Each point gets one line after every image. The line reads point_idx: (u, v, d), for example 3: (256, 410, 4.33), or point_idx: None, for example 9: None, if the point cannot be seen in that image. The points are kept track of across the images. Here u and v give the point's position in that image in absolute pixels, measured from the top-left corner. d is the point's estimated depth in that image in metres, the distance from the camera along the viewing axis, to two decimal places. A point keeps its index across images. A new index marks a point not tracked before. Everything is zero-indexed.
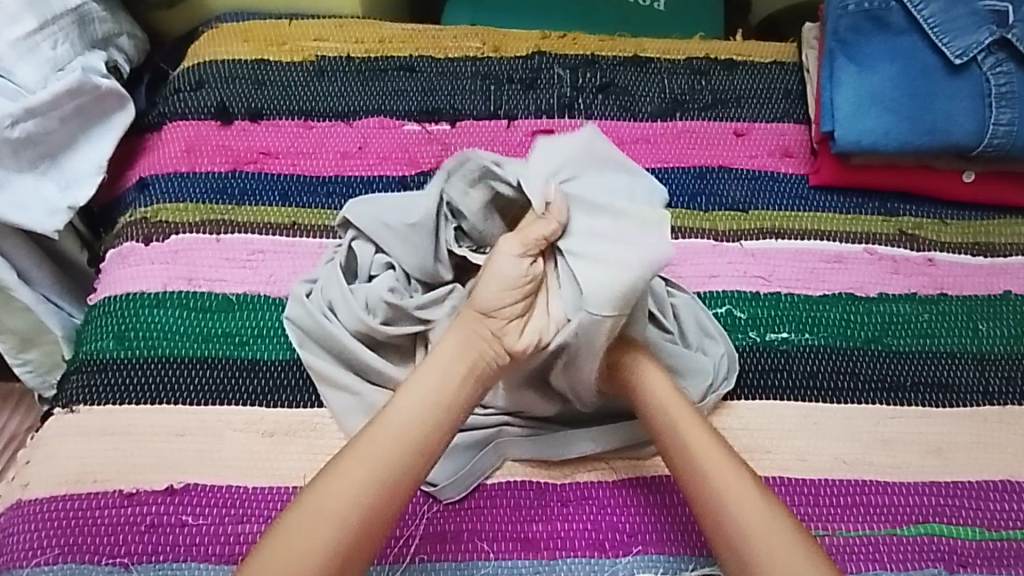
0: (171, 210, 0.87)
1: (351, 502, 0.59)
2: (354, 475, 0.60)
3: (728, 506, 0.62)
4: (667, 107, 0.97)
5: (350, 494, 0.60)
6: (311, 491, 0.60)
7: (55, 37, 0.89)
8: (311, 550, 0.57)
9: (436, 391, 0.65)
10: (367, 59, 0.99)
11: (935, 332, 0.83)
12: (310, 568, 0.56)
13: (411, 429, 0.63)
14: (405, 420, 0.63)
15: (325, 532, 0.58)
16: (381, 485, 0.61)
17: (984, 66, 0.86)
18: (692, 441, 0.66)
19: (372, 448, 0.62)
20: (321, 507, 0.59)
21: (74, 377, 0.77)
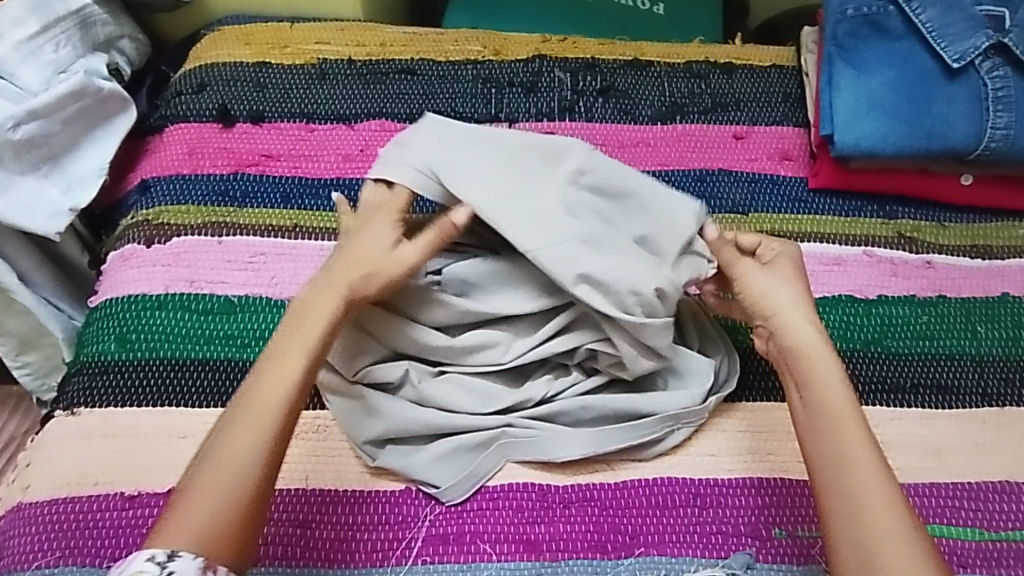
0: (172, 212, 0.87)
1: (250, 440, 0.61)
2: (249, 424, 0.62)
3: (855, 494, 0.61)
4: (667, 110, 0.98)
5: (250, 435, 0.61)
6: (210, 446, 0.61)
7: (57, 40, 0.89)
8: (222, 483, 0.59)
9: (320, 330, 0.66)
10: (368, 62, 0.99)
11: (934, 334, 0.83)
12: (223, 502, 0.58)
13: (298, 363, 0.65)
14: (284, 357, 0.65)
15: (233, 466, 0.60)
16: (280, 420, 0.63)
17: (980, 70, 0.87)
18: (837, 433, 0.64)
19: (263, 389, 0.63)
20: (223, 448, 0.61)
21: (75, 380, 0.77)
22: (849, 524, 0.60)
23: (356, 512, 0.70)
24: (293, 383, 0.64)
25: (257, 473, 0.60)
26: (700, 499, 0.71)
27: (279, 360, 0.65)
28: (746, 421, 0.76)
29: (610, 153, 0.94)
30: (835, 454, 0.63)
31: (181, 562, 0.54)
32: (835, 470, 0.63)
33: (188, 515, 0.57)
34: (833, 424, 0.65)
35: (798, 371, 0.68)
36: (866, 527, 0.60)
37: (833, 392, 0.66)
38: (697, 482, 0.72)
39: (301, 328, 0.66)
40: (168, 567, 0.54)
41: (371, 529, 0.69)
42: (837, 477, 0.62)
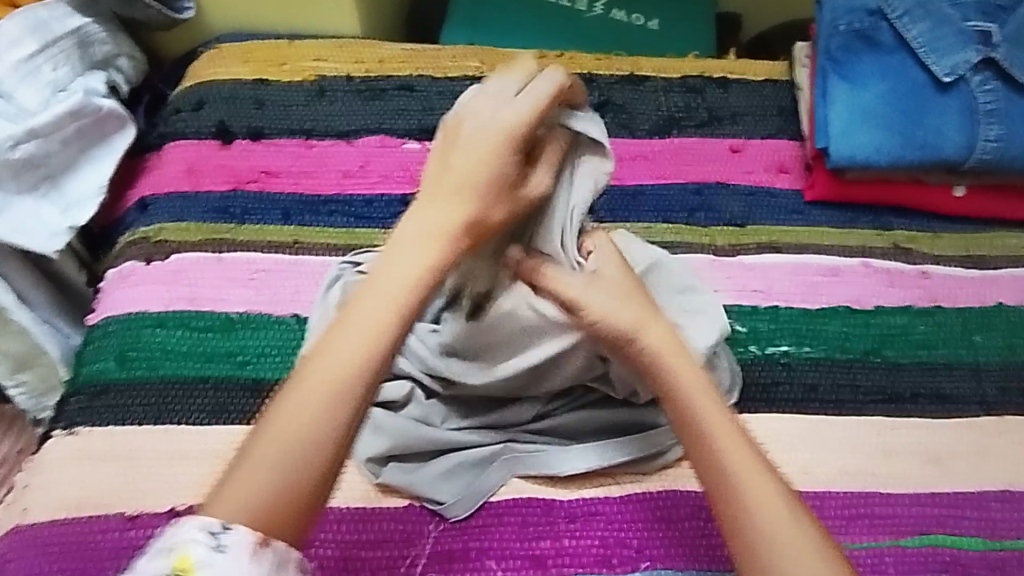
0: (171, 230, 0.86)
1: (306, 426, 0.53)
2: (329, 382, 0.54)
3: (750, 511, 0.56)
4: (664, 124, 0.99)
5: (312, 419, 0.53)
6: (288, 396, 0.54)
7: (55, 59, 0.90)
8: (292, 453, 0.52)
9: (402, 302, 0.57)
10: (367, 79, 1.00)
11: (931, 343, 0.84)
12: (286, 477, 0.52)
13: (375, 343, 0.56)
14: (360, 333, 0.56)
15: (307, 428, 0.53)
16: (348, 407, 0.54)
17: (971, 84, 0.88)
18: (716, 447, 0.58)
19: (328, 370, 0.55)
20: (275, 432, 0.53)
21: (74, 400, 0.76)
22: (742, 533, 0.55)
23: (360, 530, 0.69)
24: (361, 366, 0.55)
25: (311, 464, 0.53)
26: (704, 511, 0.71)
27: (356, 334, 0.56)
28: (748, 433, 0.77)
29: None
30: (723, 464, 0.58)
31: (232, 537, 0.49)
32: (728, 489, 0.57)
33: (242, 488, 0.51)
34: (724, 440, 0.59)
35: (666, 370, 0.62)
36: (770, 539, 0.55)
37: (703, 404, 0.60)
38: (702, 495, 0.72)
39: (383, 295, 0.57)
40: (221, 541, 0.48)
41: (376, 547, 0.68)
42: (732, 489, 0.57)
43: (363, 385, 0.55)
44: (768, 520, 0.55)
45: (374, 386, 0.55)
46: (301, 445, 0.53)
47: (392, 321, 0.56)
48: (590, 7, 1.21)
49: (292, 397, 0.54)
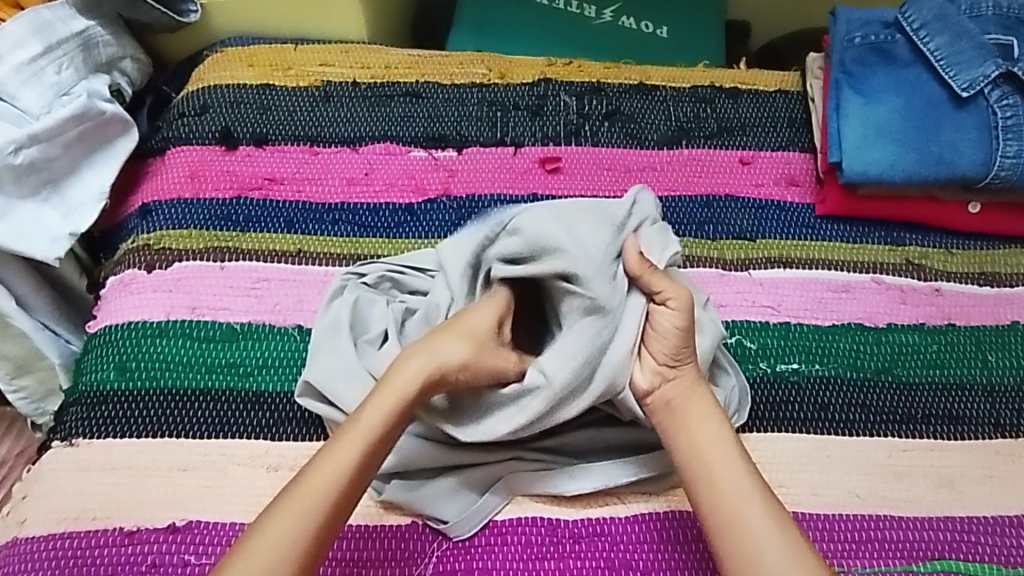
0: (173, 237, 0.85)
1: (299, 526, 0.60)
2: (336, 472, 0.62)
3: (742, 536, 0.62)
4: (674, 135, 0.98)
5: (303, 523, 0.60)
6: (305, 475, 0.63)
7: (59, 62, 0.89)
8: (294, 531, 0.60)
9: (382, 422, 0.65)
10: (372, 84, 0.99)
11: (944, 362, 0.83)
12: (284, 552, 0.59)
13: (352, 458, 0.63)
14: (342, 449, 0.63)
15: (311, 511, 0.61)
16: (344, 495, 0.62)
17: (989, 99, 0.86)
18: (714, 474, 0.65)
19: (316, 478, 0.62)
20: (270, 529, 0.60)
21: (72, 410, 0.75)
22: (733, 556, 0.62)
23: (361, 548, 0.68)
24: (343, 474, 0.62)
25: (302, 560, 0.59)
26: None
27: (339, 447, 0.64)
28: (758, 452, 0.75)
29: (616, 178, 0.94)
30: (721, 492, 0.64)
31: None
32: (719, 517, 0.63)
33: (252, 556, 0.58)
34: (710, 474, 0.65)
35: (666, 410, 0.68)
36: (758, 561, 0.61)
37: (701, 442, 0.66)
38: None
39: (371, 410, 0.65)
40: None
41: (377, 566, 0.67)
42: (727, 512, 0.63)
43: (346, 488, 0.62)
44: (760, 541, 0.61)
45: (351, 495, 0.63)
46: (305, 524, 0.60)
47: (366, 438, 0.64)
48: (599, 14, 1.20)
49: (307, 478, 0.62)
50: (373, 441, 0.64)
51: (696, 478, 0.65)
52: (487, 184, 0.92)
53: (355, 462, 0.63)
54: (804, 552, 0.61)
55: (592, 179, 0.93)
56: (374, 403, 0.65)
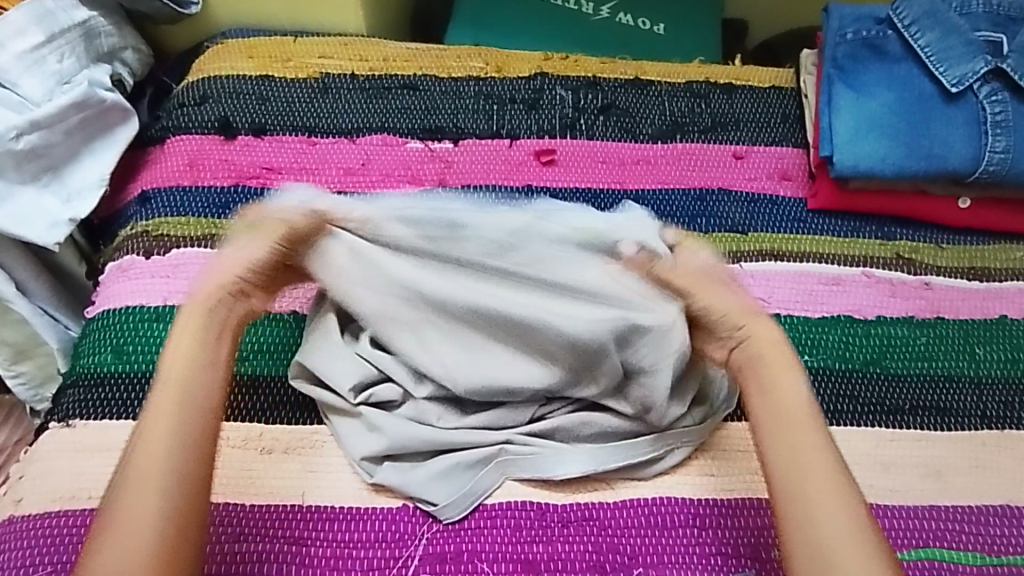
0: (171, 224, 0.86)
1: (145, 501, 0.59)
2: (154, 453, 0.61)
3: (811, 500, 0.62)
4: (668, 129, 0.99)
5: (142, 500, 0.59)
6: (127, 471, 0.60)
7: (61, 51, 0.90)
8: (141, 518, 0.58)
9: (178, 389, 0.64)
10: (371, 77, 1.00)
11: (933, 355, 0.84)
12: (140, 540, 0.57)
13: (166, 431, 0.62)
14: (161, 421, 0.62)
15: (151, 495, 0.59)
16: (177, 468, 0.61)
17: (979, 95, 0.86)
18: (799, 436, 0.65)
19: (141, 459, 0.61)
20: (116, 515, 0.58)
21: (70, 392, 0.76)
22: (801, 518, 0.62)
23: (353, 529, 0.69)
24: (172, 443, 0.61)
25: (160, 534, 0.58)
26: (699, 519, 0.71)
27: (156, 419, 0.62)
28: (746, 441, 0.76)
29: (611, 171, 0.95)
30: (796, 458, 0.64)
31: None
32: (795, 482, 0.63)
33: (113, 553, 0.56)
34: (792, 438, 0.65)
35: (760, 364, 0.68)
36: (824, 532, 0.60)
37: (785, 404, 0.67)
38: (698, 503, 0.72)
39: (166, 380, 0.64)
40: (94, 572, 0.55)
41: (368, 547, 0.68)
42: (793, 483, 0.63)
43: (183, 454, 0.61)
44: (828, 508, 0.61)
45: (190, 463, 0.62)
46: (150, 507, 0.59)
47: (175, 407, 0.63)
48: (597, 10, 1.21)
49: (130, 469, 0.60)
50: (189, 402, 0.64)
51: (776, 435, 0.66)
52: (482, 175, 0.93)
53: (187, 424, 0.63)
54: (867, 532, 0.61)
55: (586, 171, 0.94)
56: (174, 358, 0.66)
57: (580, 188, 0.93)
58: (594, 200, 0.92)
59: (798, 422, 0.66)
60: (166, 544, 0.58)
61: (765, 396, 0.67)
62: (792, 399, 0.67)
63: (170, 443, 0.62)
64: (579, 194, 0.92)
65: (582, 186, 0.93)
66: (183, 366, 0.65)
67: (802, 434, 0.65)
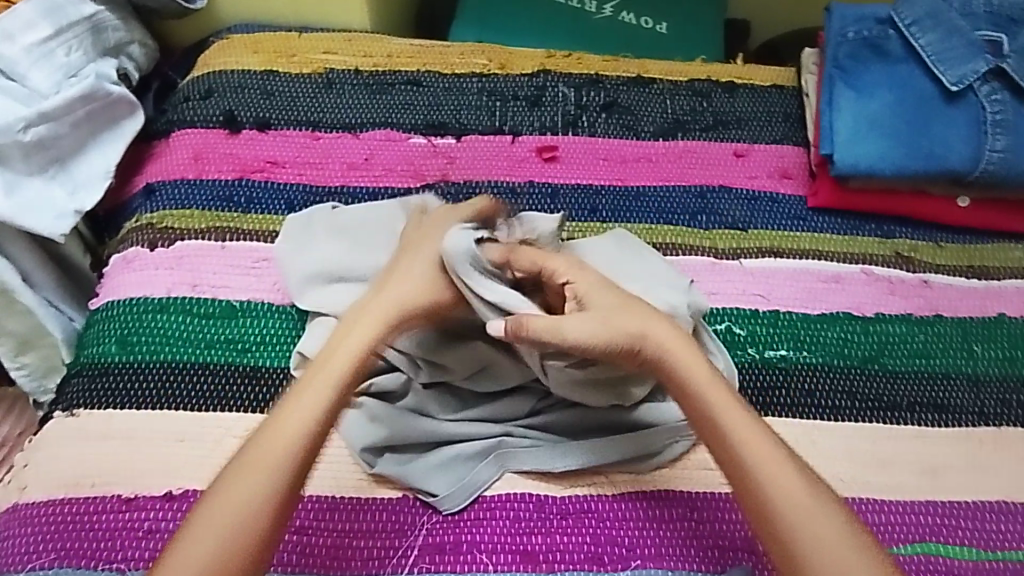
0: (176, 216, 0.87)
1: (240, 506, 0.58)
2: (271, 454, 0.61)
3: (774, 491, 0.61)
4: (670, 127, 0.99)
5: (245, 503, 0.59)
6: (232, 470, 0.60)
7: (68, 44, 0.91)
8: (233, 520, 0.58)
9: (325, 393, 0.64)
10: (375, 73, 1.01)
11: (930, 353, 0.84)
12: (230, 542, 0.57)
13: (300, 434, 0.62)
14: (286, 423, 0.62)
15: (247, 499, 0.59)
16: (282, 474, 0.60)
17: (979, 94, 0.86)
18: (724, 420, 0.64)
19: (255, 458, 0.60)
20: (203, 512, 0.58)
21: (74, 381, 0.77)
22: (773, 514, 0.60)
23: (353, 519, 0.70)
24: (289, 449, 0.61)
25: (251, 543, 0.58)
26: (696, 512, 0.71)
27: (284, 421, 0.62)
28: None
29: (612, 168, 0.95)
30: (745, 448, 0.62)
31: None
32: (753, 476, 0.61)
33: (194, 551, 0.56)
34: (728, 428, 0.63)
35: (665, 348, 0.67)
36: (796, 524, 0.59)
37: (708, 391, 0.65)
38: (696, 497, 0.72)
39: (320, 380, 0.65)
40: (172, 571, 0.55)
41: (368, 536, 0.69)
42: (754, 478, 0.61)
43: (296, 464, 0.61)
44: (794, 494, 0.60)
45: (302, 469, 0.61)
46: (247, 511, 0.58)
47: (315, 412, 0.63)
48: (600, 9, 1.22)
49: (241, 466, 0.60)
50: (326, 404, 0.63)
51: (709, 424, 0.64)
52: (484, 171, 0.93)
53: (302, 430, 0.62)
54: (835, 513, 0.60)
55: (588, 167, 0.95)
56: (332, 356, 0.66)
57: (582, 184, 0.93)
58: (596, 197, 0.92)
59: (727, 410, 0.64)
60: (245, 550, 0.57)
61: (686, 384, 0.65)
62: (697, 381, 0.65)
63: (296, 446, 0.61)
64: (581, 190, 0.93)
65: (583, 183, 0.94)
66: (343, 370, 0.65)
67: (755, 429, 0.63)
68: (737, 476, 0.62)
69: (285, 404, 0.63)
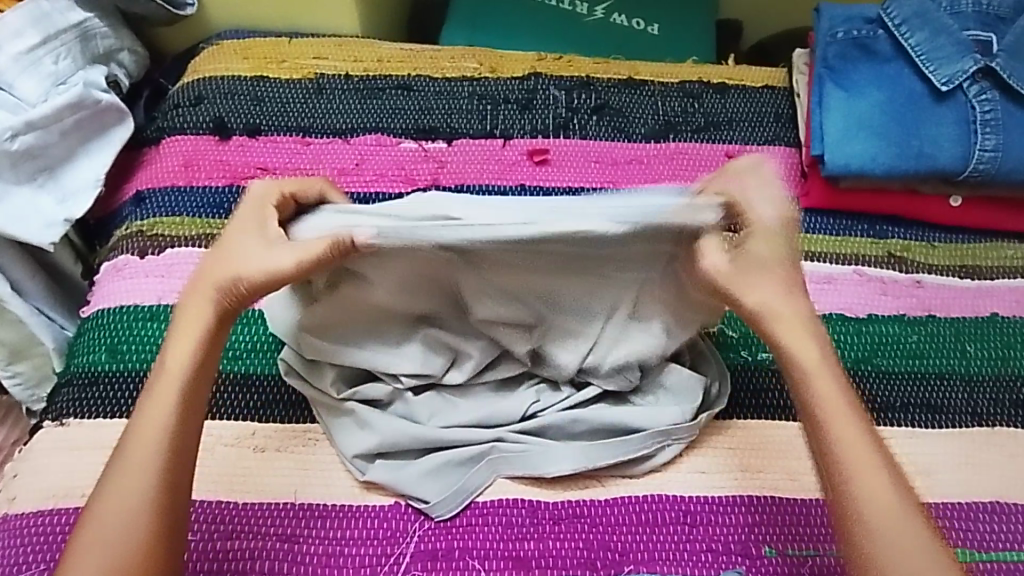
0: (166, 224, 0.87)
1: (121, 516, 0.59)
2: (142, 453, 0.61)
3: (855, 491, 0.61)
4: (661, 129, 0.99)
5: (120, 502, 0.60)
6: (113, 473, 0.61)
7: (57, 52, 0.91)
8: (123, 520, 0.59)
9: (175, 389, 0.64)
10: (365, 78, 1.01)
11: (924, 353, 0.84)
12: (121, 542, 0.58)
13: (158, 430, 0.62)
14: (142, 431, 0.62)
15: (128, 499, 0.60)
16: (157, 471, 0.61)
17: (968, 94, 0.86)
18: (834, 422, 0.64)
19: (129, 461, 0.61)
20: (90, 531, 0.59)
21: (64, 391, 0.76)
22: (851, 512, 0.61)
23: (345, 526, 0.69)
24: (153, 454, 0.61)
25: (139, 551, 0.58)
26: (690, 516, 0.71)
27: (147, 420, 0.63)
28: (736, 439, 0.76)
29: (603, 171, 0.95)
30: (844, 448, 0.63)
31: None
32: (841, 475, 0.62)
33: (90, 553, 0.58)
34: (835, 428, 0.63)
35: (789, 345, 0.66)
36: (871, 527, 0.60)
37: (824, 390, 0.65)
38: (688, 500, 0.72)
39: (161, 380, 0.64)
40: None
41: (359, 544, 0.68)
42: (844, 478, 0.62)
43: (166, 466, 0.61)
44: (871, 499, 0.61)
45: (178, 461, 0.62)
46: (132, 510, 0.59)
47: (169, 409, 0.63)
48: (591, 11, 1.22)
49: (118, 467, 0.61)
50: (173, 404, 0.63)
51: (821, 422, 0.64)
52: (475, 175, 0.93)
53: (168, 427, 0.62)
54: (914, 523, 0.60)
55: (579, 170, 0.95)
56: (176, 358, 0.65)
57: (573, 187, 0.93)
58: None
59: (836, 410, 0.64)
60: (144, 546, 0.59)
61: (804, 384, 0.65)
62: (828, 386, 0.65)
63: (159, 443, 0.62)
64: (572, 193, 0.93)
65: (575, 186, 0.94)
66: (177, 370, 0.64)
67: (854, 431, 0.63)
68: (836, 476, 0.62)
69: (140, 405, 0.64)
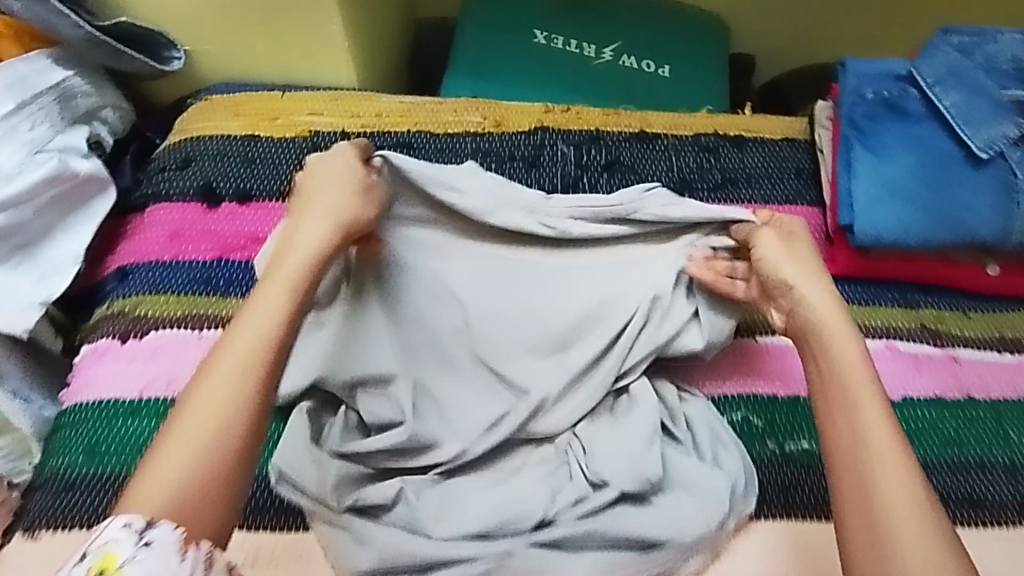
0: (150, 303, 0.81)
1: (202, 445, 0.55)
2: (228, 382, 0.58)
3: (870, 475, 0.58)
4: (676, 186, 0.93)
5: (203, 432, 0.55)
6: (195, 396, 0.57)
7: (33, 118, 0.84)
8: (204, 448, 0.55)
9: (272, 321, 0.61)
10: (362, 135, 0.95)
11: (962, 440, 0.78)
12: (199, 473, 0.54)
13: (248, 361, 0.59)
14: (222, 378, 0.58)
15: (214, 427, 0.56)
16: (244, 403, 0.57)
17: (1010, 160, 0.79)
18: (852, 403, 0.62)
19: (213, 390, 0.57)
20: (156, 473, 0.53)
21: (38, 496, 0.71)
22: (863, 500, 0.58)
23: None
24: (236, 402, 0.57)
25: (223, 488, 0.54)
26: None
27: (233, 353, 0.59)
28: (765, 542, 0.71)
29: None
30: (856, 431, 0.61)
31: (158, 532, 0.49)
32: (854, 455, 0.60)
33: (162, 479, 0.53)
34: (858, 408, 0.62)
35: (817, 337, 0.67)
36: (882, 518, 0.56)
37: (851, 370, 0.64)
38: None
39: (256, 309, 0.62)
40: (145, 536, 0.49)
41: None
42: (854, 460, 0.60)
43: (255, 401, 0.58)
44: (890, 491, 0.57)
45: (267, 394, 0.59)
46: (217, 440, 0.55)
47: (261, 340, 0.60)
48: (599, 53, 1.16)
49: (198, 395, 0.57)
50: (254, 350, 0.60)
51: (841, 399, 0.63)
52: None
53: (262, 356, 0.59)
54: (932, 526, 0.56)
55: None
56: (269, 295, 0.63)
57: None
58: None
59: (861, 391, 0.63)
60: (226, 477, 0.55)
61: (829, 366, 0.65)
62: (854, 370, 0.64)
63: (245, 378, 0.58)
64: None
65: None
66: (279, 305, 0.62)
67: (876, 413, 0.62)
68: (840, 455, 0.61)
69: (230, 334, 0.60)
